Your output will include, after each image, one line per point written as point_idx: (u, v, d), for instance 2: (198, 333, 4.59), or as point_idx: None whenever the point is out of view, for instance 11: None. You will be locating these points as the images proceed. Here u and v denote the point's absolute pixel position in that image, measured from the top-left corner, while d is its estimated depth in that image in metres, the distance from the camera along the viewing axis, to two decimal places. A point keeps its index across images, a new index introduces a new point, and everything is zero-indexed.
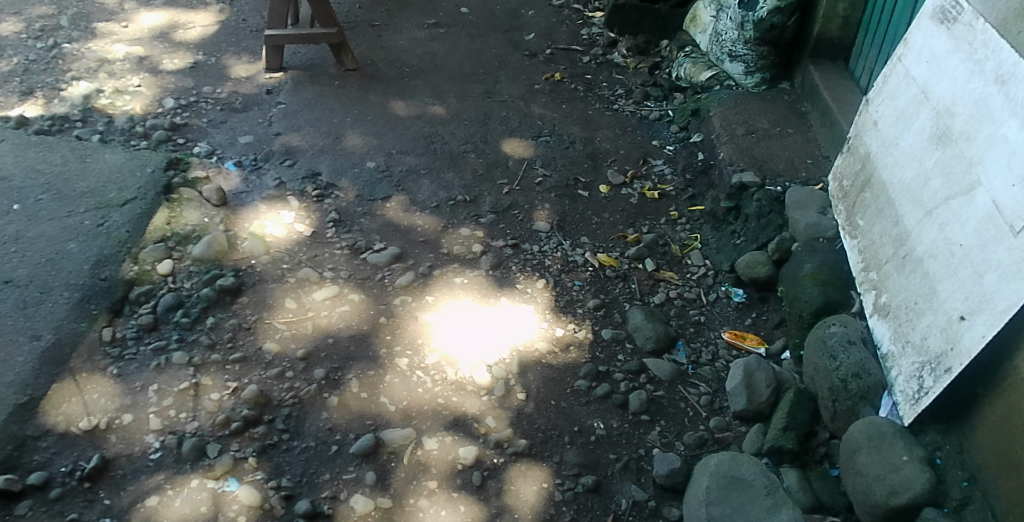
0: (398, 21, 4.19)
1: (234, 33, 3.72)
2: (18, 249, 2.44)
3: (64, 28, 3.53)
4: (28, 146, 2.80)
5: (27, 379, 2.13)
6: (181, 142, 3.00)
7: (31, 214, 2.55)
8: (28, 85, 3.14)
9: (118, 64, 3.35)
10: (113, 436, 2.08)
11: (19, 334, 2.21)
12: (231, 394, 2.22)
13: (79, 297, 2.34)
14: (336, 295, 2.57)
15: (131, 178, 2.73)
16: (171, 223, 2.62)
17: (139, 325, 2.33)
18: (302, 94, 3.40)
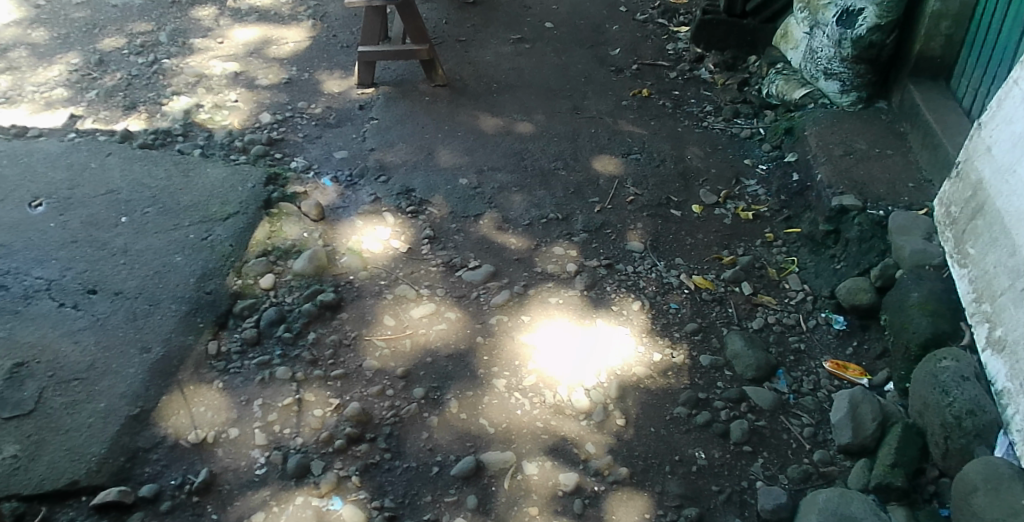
0: (484, 37, 4.20)
1: (325, 48, 3.77)
2: (127, 261, 2.46)
3: (163, 44, 3.62)
4: (134, 160, 2.85)
5: (138, 391, 2.12)
6: (278, 157, 3.04)
7: (138, 227, 2.58)
8: (131, 100, 3.21)
9: (216, 79, 3.42)
10: (219, 450, 2.08)
11: (130, 346, 2.22)
12: (333, 411, 2.22)
13: (186, 310, 2.35)
14: (433, 312, 2.56)
15: (233, 193, 2.76)
16: (272, 237, 2.64)
17: (243, 339, 2.33)
18: (393, 110, 3.42)
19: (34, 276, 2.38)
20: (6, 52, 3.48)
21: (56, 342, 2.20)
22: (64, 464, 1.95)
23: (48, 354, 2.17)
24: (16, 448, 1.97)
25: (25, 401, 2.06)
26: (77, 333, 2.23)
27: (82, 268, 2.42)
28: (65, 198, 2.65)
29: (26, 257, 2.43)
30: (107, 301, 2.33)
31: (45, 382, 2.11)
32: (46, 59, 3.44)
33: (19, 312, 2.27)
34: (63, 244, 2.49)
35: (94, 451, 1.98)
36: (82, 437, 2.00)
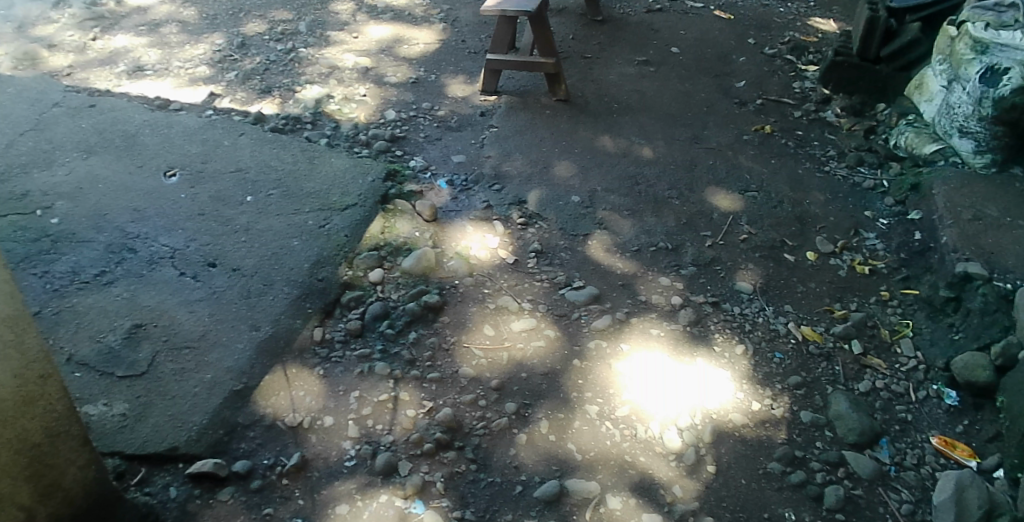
0: (609, 56, 4.19)
1: (454, 52, 3.81)
2: (248, 239, 2.53)
3: (302, 33, 3.74)
4: (264, 143, 2.94)
5: (244, 367, 2.16)
6: (398, 154, 3.08)
7: (262, 208, 2.65)
8: (267, 84, 3.32)
9: (347, 72, 3.50)
10: (313, 436, 2.08)
11: (241, 323, 2.26)
12: (425, 414, 2.20)
13: (298, 294, 2.38)
14: (533, 328, 2.53)
15: (353, 185, 2.81)
16: (385, 233, 2.68)
17: (346, 330, 2.35)
18: (514, 120, 3.44)
19: (161, 244, 2.47)
20: (158, 27, 3.66)
21: (173, 310, 2.27)
22: (166, 430, 1.98)
23: (165, 319, 2.24)
24: (125, 407, 2.01)
25: (138, 363, 2.11)
26: (194, 303, 2.30)
27: (205, 241, 2.50)
28: (198, 171, 2.76)
29: (156, 225, 2.54)
30: (224, 276, 2.40)
31: (159, 347, 2.16)
32: (193, 37, 3.59)
33: (144, 276, 2.36)
34: (191, 216, 2.58)
35: (196, 420, 2.01)
36: (187, 406, 2.04)
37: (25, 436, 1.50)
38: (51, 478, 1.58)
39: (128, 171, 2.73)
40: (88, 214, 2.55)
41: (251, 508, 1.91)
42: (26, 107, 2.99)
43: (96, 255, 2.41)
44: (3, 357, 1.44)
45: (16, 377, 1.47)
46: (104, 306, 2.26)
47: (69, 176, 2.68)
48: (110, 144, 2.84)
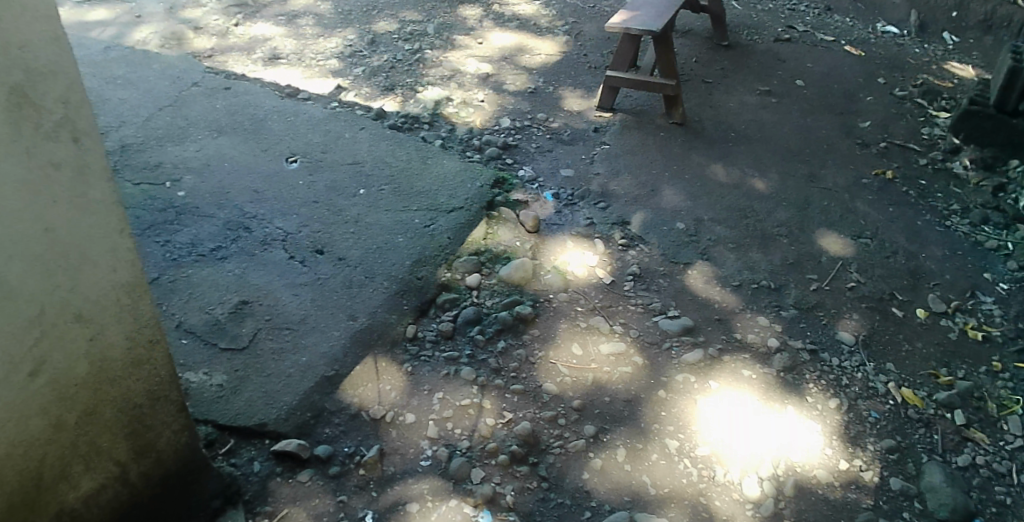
0: (730, 83, 4.11)
1: (574, 66, 3.81)
2: (356, 231, 2.60)
3: (429, 35, 3.82)
4: (382, 139, 3.02)
5: (337, 355, 2.21)
6: (509, 162, 3.11)
7: (372, 202, 2.73)
8: (390, 82, 3.41)
9: (468, 77, 3.55)
10: (393, 431, 2.09)
11: (340, 311, 2.33)
12: (504, 425, 2.16)
13: (396, 289, 2.44)
14: (621, 353, 2.46)
15: (461, 188, 2.85)
16: (486, 239, 2.70)
17: (438, 331, 2.38)
18: (626, 139, 3.41)
19: (275, 226, 2.58)
20: (295, 18, 3.81)
21: (279, 291, 2.36)
22: (258, 405, 2.05)
23: (270, 299, 2.33)
24: (223, 378, 2.10)
25: (240, 338, 2.21)
26: (298, 287, 2.38)
27: (316, 228, 2.59)
28: (317, 160, 2.86)
29: (272, 207, 2.65)
30: (330, 264, 2.47)
31: (261, 325, 2.25)
32: (326, 30, 3.73)
33: (255, 255, 2.47)
34: (305, 202, 2.68)
35: (286, 400, 2.07)
36: (280, 385, 2.10)
37: (130, 396, 1.52)
38: (145, 439, 1.59)
39: (253, 153, 2.86)
40: (212, 191, 2.69)
41: (325, 493, 1.92)
42: (167, 84, 3.17)
43: (215, 230, 2.54)
44: (120, 318, 1.44)
45: (128, 338, 1.47)
46: (216, 280, 2.37)
47: (199, 153, 2.84)
48: (240, 126, 2.98)
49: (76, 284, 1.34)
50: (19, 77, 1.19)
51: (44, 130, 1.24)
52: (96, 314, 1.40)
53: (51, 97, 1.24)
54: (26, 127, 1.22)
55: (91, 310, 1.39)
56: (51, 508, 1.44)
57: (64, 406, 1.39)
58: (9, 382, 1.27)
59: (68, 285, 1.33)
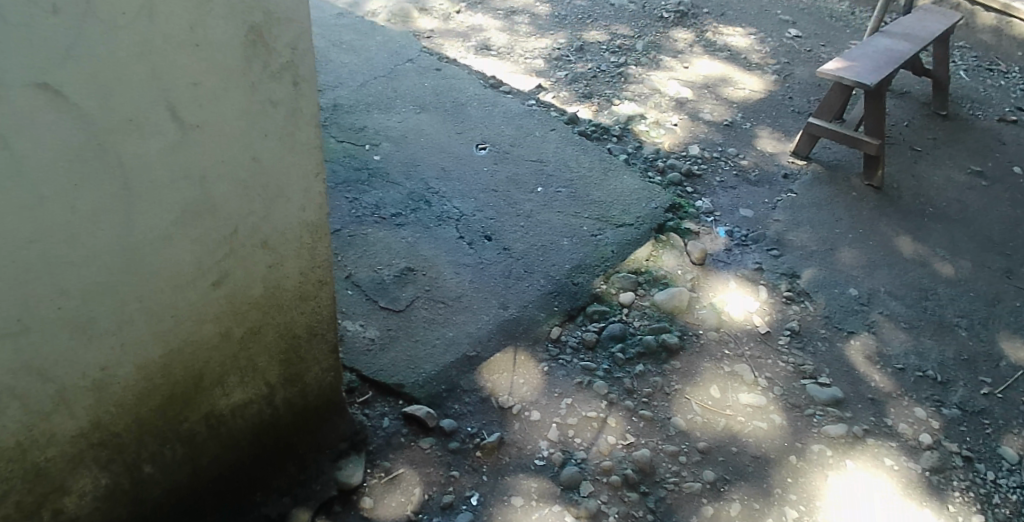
0: (942, 155, 3.82)
1: (777, 107, 3.69)
2: (526, 225, 2.68)
3: (636, 52, 3.84)
4: (570, 143, 3.07)
5: (482, 338, 2.29)
6: (689, 191, 3.08)
7: (547, 201, 2.79)
8: (589, 90, 3.46)
9: (666, 99, 3.54)
10: (517, 423, 2.13)
11: (493, 298, 2.41)
12: (624, 446, 2.13)
13: (551, 289, 2.48)
14: (759, 407, 2.33)
15: (636, 206, 2.86)
16: (649, 260, 2.69)
17: (582, 339, 2.40)
18: (816, 191, 3.26)
19: (453, 205, 2.70)
20: (513, 14, 3.95)
21: (442, 267, 2.47)
22: (400, 367, 2.16)
23: (433, 272, 2.45)
24: (376, 333, 2.24)
25: (399, 300, 2.34)
26: (461, 266, 2.48)
27: (489, 215, 2.69)
28: (505, 151, 2.96)
29: (454, 187, 2.77)
30: (495, 252, 2.56)
31: (420, 293, 2.37)
32: (539, 30, 3.84)
33: (429, 229, 2.60)
34: (485, 189, 2.79)
35: (427, 368, 2.17)
36: (423, 352, 2.21)
37: (291, 326, 1.63)
38: (296, 370, 1.71)
39: (448, 134, 3.00)
40: (404, 161, 2.86)
41: (440, 464, 1.99)
42: (386, 56, 3.39)
43: (399, 198, 2.70)
44: (299, 254, 1.56)
45: (302, 273, 1.59)
46: (390, 243, 2.52)
47: (400, 124, 3.02)
48: (442, 106, 3.14)
49: (269, 213, 1.46)
50: (259, 19, 1.29)
51: (270, 71, 1.35)
52: (280, 245, 1.51)
53: (282, 42, 1.34)
54: (257, 65, 1.33)
55: (277, 241, 1.50)
56: (204, 410, 1.55)
57: (235, 320, 1.50)
58: (194, 286, 1.40)
59: (262, 213, 1.45)
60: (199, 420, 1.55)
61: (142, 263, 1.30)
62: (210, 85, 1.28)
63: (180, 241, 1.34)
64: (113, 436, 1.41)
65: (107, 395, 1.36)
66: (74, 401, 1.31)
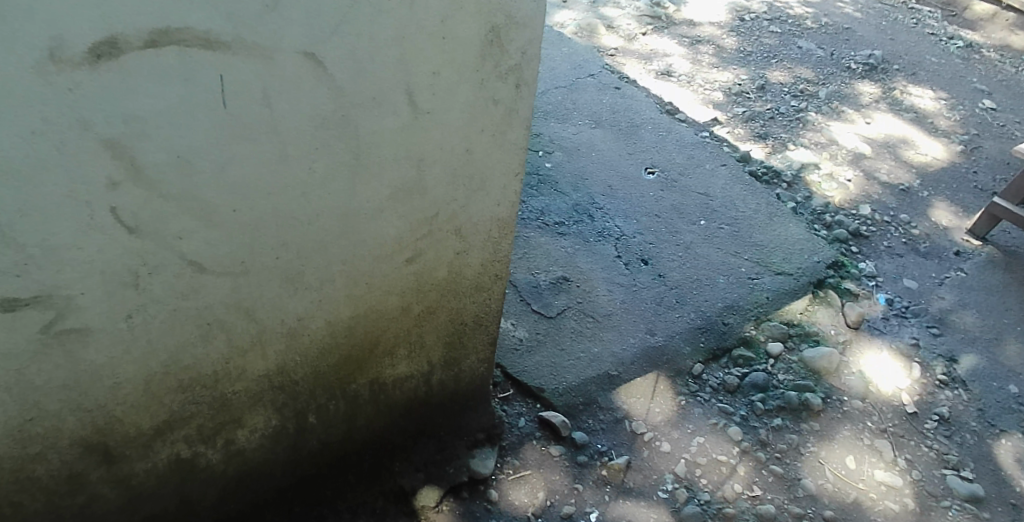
0: None
1: (959, 179, 3.46)
2: (684, 255, 2.65)
3: (817, 99, 3.71)
4: (739, 181, 3.01)
5: (625, 359, 2.28)
6: (854, 250, 2.95)
7: (708, 236, 2.75)
8: (765, 131, 3.39)
9: (842, 152, 3.41)
10: (646, 450, 2.11)
11: (642, 322, 2.39)
12: (749, 497, 2.05)
13: (700, 325, 2.44)
14: (895, 487, 2.15)
15: (796, 257, 2.75)
16: (803, 314, 2.59)
17: (723, 381, 2.34)
18: (989, 276, 2.99)
19: (615, 224, 2.71)
20: (698, 43, 3.90)
21: (597, 282, 2.49)
22: (543, 372, 2.18)
23: (587, 285, 2.47)
24: (525, 334, 2.28)
25: (551, 307, 2.37)
26: (615, 285, 2.49)
27: (649, 239, 2.68)
28: (673, 179, 2.95)
29: (618, 206, 2.79)
30: (649, 277, 2.55)
31: (572, 304, 2.39)
32: (722, 63, 3.79)
33: (589, 243, 2.63)
34: (648, 212, 2.79)
35: (568, 378, 2.19)
36: (567, 362, 2.23)
37: (461, 312, 1.70)
38: (456, 355, 1.78)
39: (620, 153, 3.02)
40: (573, 173, 2.90)
41: (565, 475, 1.99)
42: (569, 67, 3.45)
43: (564, 207, 2.75)
44: (484, 246, 1.62)
45: (482, 264, 1.65)
46: (550, 251, 2.57)
47: (574, 136, 3.08)
48: (617, 124, 3.17)
49: (467, 203, 1.53)
50: (500, 20, 1.34)
51: (498, 70, 1.40)
52: (469, 234, 1.58)
53: (515, 45, 1.39)
54: (489, 64, 1.39)
55: (468, 230, 1.57)
56: (371, 374, 1.64)
57: (416, 297, 1.59)
58: (390, 259, 1.48)
59: (462, 202, 1.52)
60: (364, 383, 1.64)
61: (353, 229, 1.39)
62: (445, 76, 1.35)
63: (388, 214, 1.43)
64: (292, 384, 1.51)
65: (296, 344, 1.45)
66: (268, 344, 1.41)
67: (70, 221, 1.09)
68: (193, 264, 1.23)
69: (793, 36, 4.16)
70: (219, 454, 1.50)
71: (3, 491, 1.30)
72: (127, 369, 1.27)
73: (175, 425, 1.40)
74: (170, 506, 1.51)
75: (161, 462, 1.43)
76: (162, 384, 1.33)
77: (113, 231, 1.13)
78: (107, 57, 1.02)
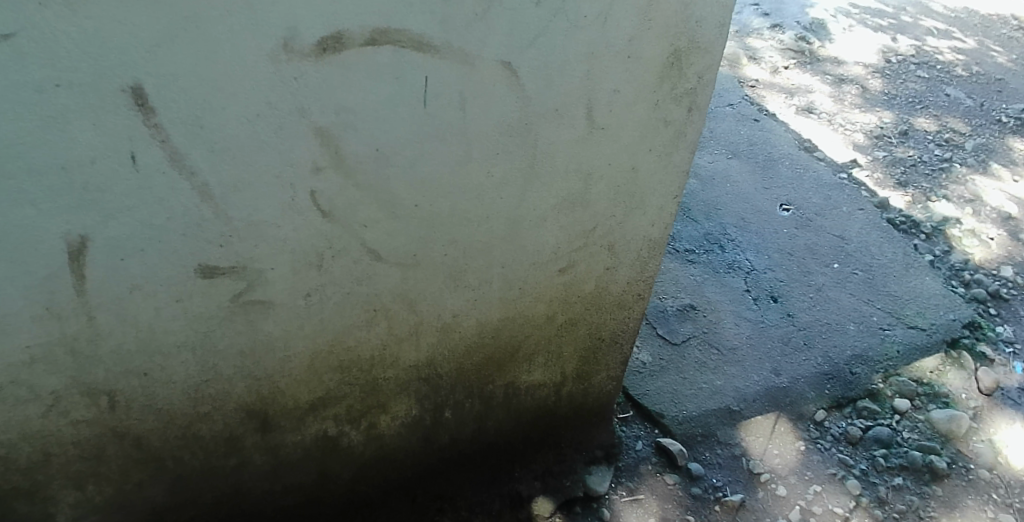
0: None
1: None
2: (815, 297, 2.56)
3: (965, 150, 3.47)
4: (876, 227, 2.89)
5: (747, 396, 2.20)
6: (993, 313, 2.65)
7: (841, 280, 2.64)
8: (906, 178, 3.22)
9: (987, 209, 3.13)
10: (762, 491, 2.02)
11: (766, 362, 2.31)
12: None
13: (826, 371, 2.31)
14: None
15: (932, 311, 2.57)
16: (933, 374, 2.38)
17: (845, 431, 2.20)
18: None
19: (746, 257, 2.67)
20: (842, 82, 3.80)
21: (724, 314, 2.45)
22: (664, 399, 2.15)
23: (713, 316, 2.44)
24: (648, 359, 2.27)
25: (677, 334, 2.35)
26: (742, 320, 2.44)
27: (780, 277, 2.61)
28: (808, 217, 2.88)
29: (750, 239, 2.75)
30: (778, 314, 2.47)
31: (697, 334, 2.36)
32: (866, 104, 3.66)
33: (719, 274, 2.59)
34: (781, 249, 2.72)
35: (689, 407, 2.15)
36: (688, 391, 2.19)
37: (599, 328, 1.71)
38: (589, 369, 1.79)
39: (755, 186, 2.99)
40: (707, 202, 2.89)
41: (677, 506, 1.94)
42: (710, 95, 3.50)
43: (696, 235, 2.74)
44: (632, 264, 1.63)
45: (628, 282, 1.66)
46: (679, 277, 2.56)
47: (710, 165, 3.08)
48: (754, 157, 3.14)
49: (625, 220, 1.54)
50: (683, 44, 1.35)
51: (674, 93, 1.41)
52: (621, 251, 1.59)
53: (693, 69, 1.39)
54: (666, 86, 1.39)
55: (622, 247, 1.58)
56: (508, 378, 1.67)
57: (563, 307, 1.61)
58: (546, 268, 1.52)
59: (620, 219, 1.53)
60: (500, 386, 1.68)
61: (518, 235, 1.43)
62: (625, 95, 1.36)
63: (551, 223, 1.46)
64: (437, 377, 1.57)
65: (447, 339, 1.51)
66: (423, 335, 1.48)
67: (274, 201, 1.17)
68: (372, 252, 1.30)
69: (942, 83, 3.94)
70: (361, 435, 1.57)
71: (171, 445, 1.38)
72: (297, 344, 1.34)
73: (329, 403, 1.47)
74: (308, 479, 1.58)
75: (310, 435, 1.50)
76: (324, 362, 1.40)
77: (309, 213, 1.21)
78: (331, 50, 1.08)
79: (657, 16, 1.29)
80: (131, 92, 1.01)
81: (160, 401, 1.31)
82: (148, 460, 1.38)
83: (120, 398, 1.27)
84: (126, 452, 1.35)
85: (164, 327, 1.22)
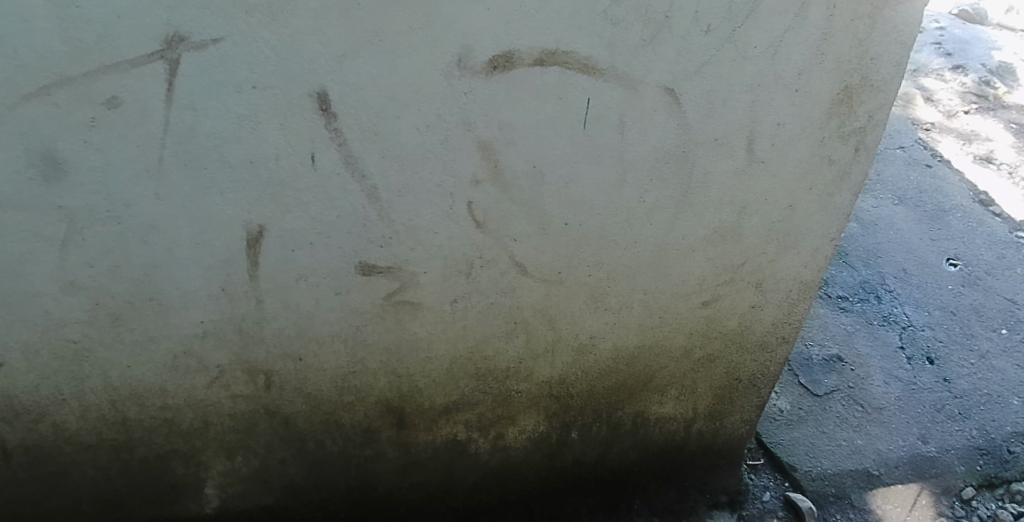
0: None
1: None
2: (978, 363, 2.33)
3: None
4: None
5: (889, 460, 2.03)
6: None
7: (1009, 347, 2.39)
8: None
9: None
10: None
11: (914, 426, 2.12)
12: None
13: (981, 446, 2.09)
14: None
15: None
16: None
17: (994, 514, 1.98)
18: None
19: (903, 311, 2.50)
20: None
21: (873, 369, 2.28)
22: (798, 452, 2.02)
23: (862, 369, 2.28)
24: (786, 406, 2.14)
25: (820, 383, 2.21)
26: (893, 378, 2.26)
27: (939, 336, 2.42)
28: (978, 276, 2.66)
29: (911, 292, 2.58)
30: (933, 377, 2.27)
31: (842, 386, 2.21)
32: None
33: (872, 325, 2.44)
34: (943, 307, 2.53)
35: (824, 464, 2.00)
36: (825, 446, 2.04)
37: (735, 369, 1.66)
38: (721, 409, 1.74)
39: (920, 237, 2.81)
40: (866, 249, 2.75)
41: None
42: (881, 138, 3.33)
43: (851, 282, 2.60)
44: (780, 305, 1.57)
45: (773, 323, 1.60)
46: (828, 324, 2.43)
47: (874, 210, 2.92)
48: (922, 206, 2.95)
49: (776, 260, 1.50)
50: (856, 80, 1.29)
51: (842, 130, 1.35)
52: (769, 290, 1.54)
53: (865, 108, 1.33)
54: (834, 123, 1.34)
55: (770, 286, 1.53)
56: (638, 407, 1.66)
57: (701, 341, 1.58)
58: (688, 299, 1.50)
59: (772, 257, 1.49)
60: (629, 413, 1.66)
61: (664, 263, 1.43)
62: (790, 129, 1.33)
63: (698, 255, 1.44)
64: (566, 396, 1.57)
65: (582, 360, 1.52)
66: (558, 353, 1.49)
67: (434, 208, 1.23)
68: (519, 266, 1.34)
69: None
70: (488, 444, 1.60)
71: (315, 429, 1.46)
72: (440, 346, 1.40)
73: (462, 408, 1.52)
74: (435, 480, 1.63)
75: (441, 437, 1.55)
76: (462, 368, 1.45)
77: (464, 223, 1.26)
78: (501, 69, 1.13)
79: (829, 51, 1.25)
80: (317, 97, 1.09)
81: (309, 385, 1.39)
82: (292, 440, 1.47)
83: (275, 378, 1.37)
84: (275, 430, 1.44)
85: (322, 317, 1.30)
